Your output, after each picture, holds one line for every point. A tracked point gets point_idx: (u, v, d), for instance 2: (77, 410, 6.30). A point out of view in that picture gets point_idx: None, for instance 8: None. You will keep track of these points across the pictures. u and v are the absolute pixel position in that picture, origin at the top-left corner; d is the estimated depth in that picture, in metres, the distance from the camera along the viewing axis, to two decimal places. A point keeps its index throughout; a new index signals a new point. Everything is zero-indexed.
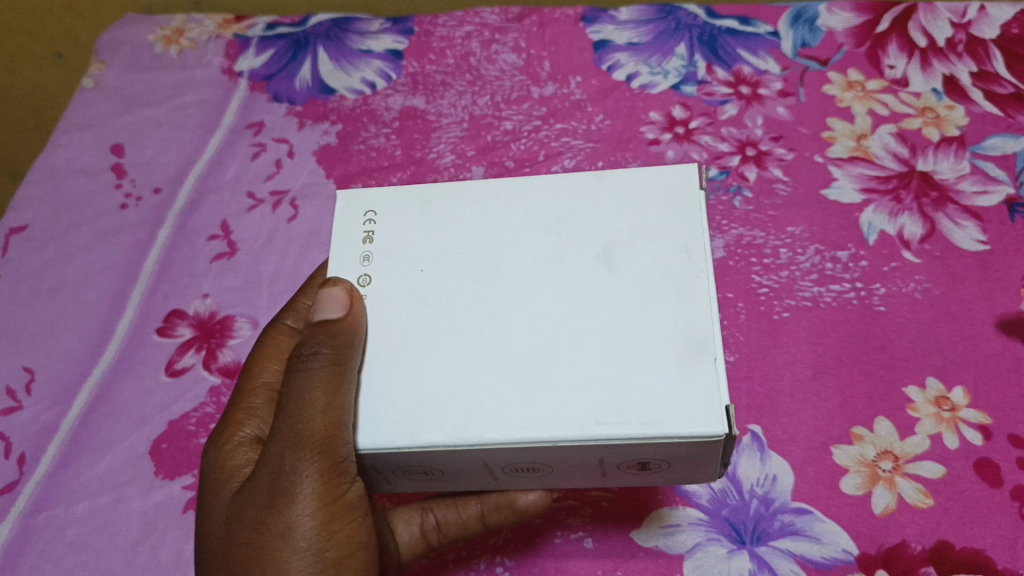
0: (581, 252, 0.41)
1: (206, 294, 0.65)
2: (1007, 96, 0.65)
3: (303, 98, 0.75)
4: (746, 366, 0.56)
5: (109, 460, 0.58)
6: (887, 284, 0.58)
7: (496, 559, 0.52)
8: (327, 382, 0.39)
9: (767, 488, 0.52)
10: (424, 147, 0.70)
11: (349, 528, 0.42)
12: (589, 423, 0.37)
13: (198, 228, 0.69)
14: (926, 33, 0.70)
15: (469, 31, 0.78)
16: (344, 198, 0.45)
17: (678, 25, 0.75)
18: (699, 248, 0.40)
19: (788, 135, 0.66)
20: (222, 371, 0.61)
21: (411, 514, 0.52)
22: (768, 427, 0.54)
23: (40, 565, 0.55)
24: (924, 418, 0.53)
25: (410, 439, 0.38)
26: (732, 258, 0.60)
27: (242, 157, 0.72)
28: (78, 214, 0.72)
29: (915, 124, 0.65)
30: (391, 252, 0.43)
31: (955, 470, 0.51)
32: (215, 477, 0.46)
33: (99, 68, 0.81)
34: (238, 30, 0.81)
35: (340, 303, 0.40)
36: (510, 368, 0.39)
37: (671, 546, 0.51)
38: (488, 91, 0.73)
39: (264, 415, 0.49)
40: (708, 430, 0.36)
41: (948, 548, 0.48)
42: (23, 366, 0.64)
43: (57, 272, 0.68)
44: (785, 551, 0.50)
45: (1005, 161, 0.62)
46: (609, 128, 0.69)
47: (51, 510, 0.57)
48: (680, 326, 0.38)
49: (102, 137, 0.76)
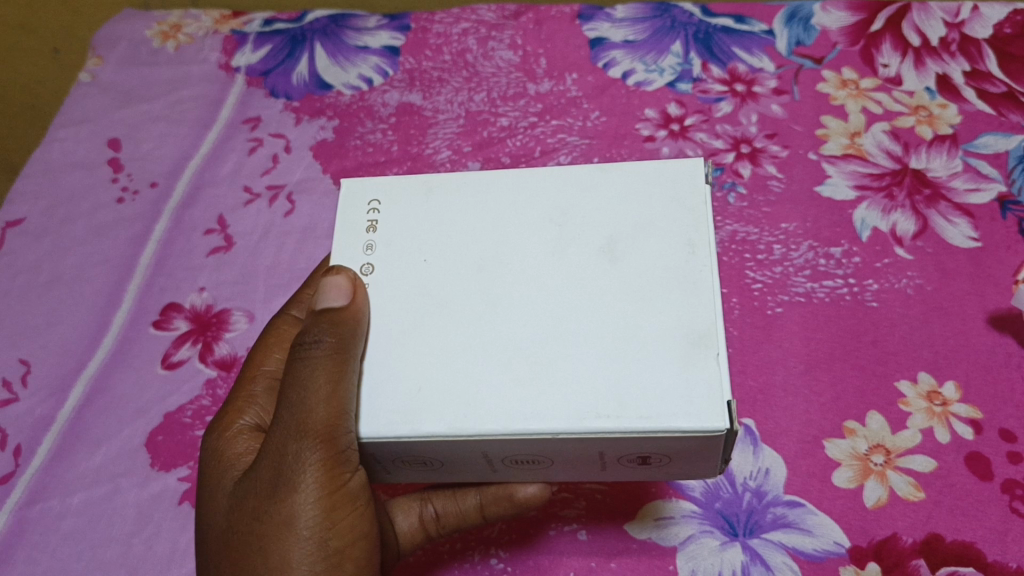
0: (583, 244, 0.42)
1: (201, 288, 0.65)
2: (999, 95, 0.66)
3: (300, 94, 0.76)
4: (740, 360, 0.56)
5: (105, 452, 0.58)
6: (879, 280, 0.58)
7: (490, 551, 0.53)
8: (330, 370, 0.39)
9: (759, 481, 0.52)
10: (421, 143, 0.70)
11: (351, 518, 0.43)
12: (589, 416, 0.37)
13: (195, 222, 0.69)
14: (919, 32, 0.71)
15: (466, 28, 0.78)
16: (349, 187, 0.45)
17: (673, 23, 0.75)
18: (703, 243, 0.40)
19: (782, 132, 0.67)
20: (218, 364, 0.61)
21: (411, 503, 0.52)
22: (761, 421, 0.54)
23: (35, 557, 0.55)
24: (915, 412, 0.53)
25: (411, 429, 0.38)
26: (726, 253, 0.61)
27: (239, 152, 0.73)
28: (75, 207, 0.72)
29: (907, 123, 0.66)
30: (394, 242, 0.43)
31: (945, 464, 0.51)
32: (216, 466, 0.46)
33: (96, 63, 0.81)
34: (235, 25, 0.82)
35: (343, 292, 0.40)
36: (510, 359, 0.39)
37: (664, 538, 0.51)
38: (484, 88, 0.73)
39: (264, 404, 0.49)
40: (710, 424, 0.36)
41: (939, 541, 0.49)
42: (20, 359, 0.64)
43: (53, 265, 0.68)
44: (777, 543, 0.50)
45: (997, 159, 0.62)
46: (604, 125, 0.69)
47: (46, 501, 0.57)
48: (682, 320, 0.39)
49: (98, 131, 0.76)
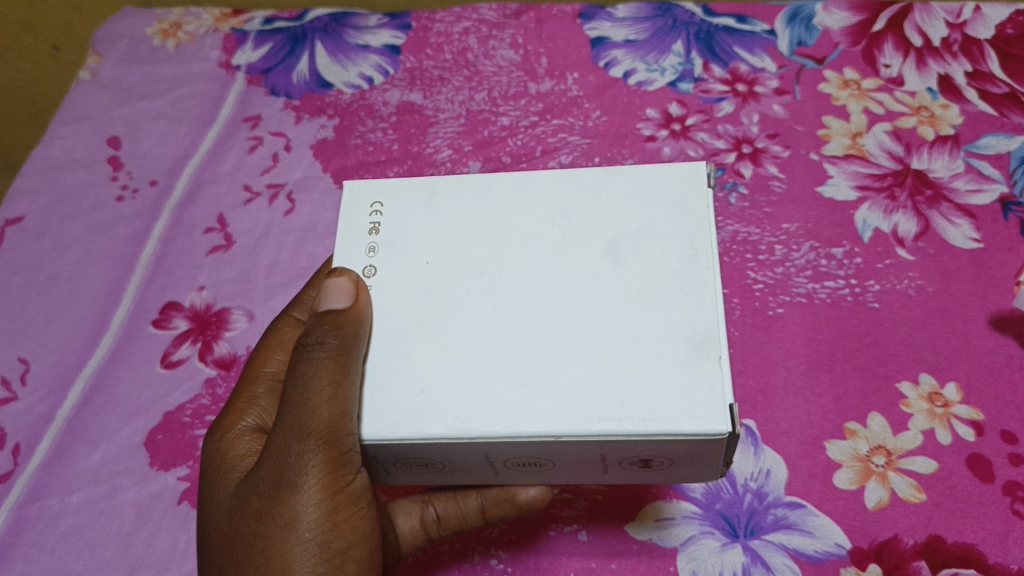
0: (586, 246, 0.42)
1: (201, 286, 0.65)
2: (1001, 95, 0.66)
3: (300, 92, 0.75)
4: (740, 361, 0.56)
5: (104, 451, 0.58)
6: (881, 281, 0.58)
7: (490, 552, 0.52)
8: (332, 372, 0.39)
9: (760, 482, 0.52)
10: (421, 142, 0.70)
11: (353, 519, 0.42)
12: (591, 418, 0.37)
13: (194, 220, 0.69)
14: (921, 32, 0.70)
15: (467, 27, 0.78)
16: (352, 189, 0.45)
17: (675, 22, 0.75)
18: (706, 246, 0.40)
19: (784, 132, 0.66)
20: (218, 363, 0.61)
21: (411, 505, 0.51)
22: (762, 422, 0.54)
23: (34, 556, 0.55)
24: (917, 413, 0.53)
25: (412, 431, 0.38)
26: (728, 254, 0.61)
27: (239, 150, 0.72)
28: (74, 205, 0.71)
29: (909, 123, 0.66)
30: (396, 244, 0.43)
31: (947, 465, 0.51)
32: (218, 467, 0.46)
33: (96, 60, 0.81)
34: (235, 23, 0.81)
35: (346, 293, 0.40)
36: (512, 361, 0.39)
37: (665, 538, 0.51)
38: (485, 87, 0.73)
39: (266, 405, 0.49)
40: (712, 427, 0.36)
41: (941, 542, 0.49)
42: (18, 357, 0.64)
43: (52, 264, 0.68)
44: (778, 545, 0.50)
45: (999, 160, 0.62)
46: (605, 124, 0.69)
47: (45, 500, 0.57)
48: (685, 322, 0.38)
49: (98, 129, 0.76)
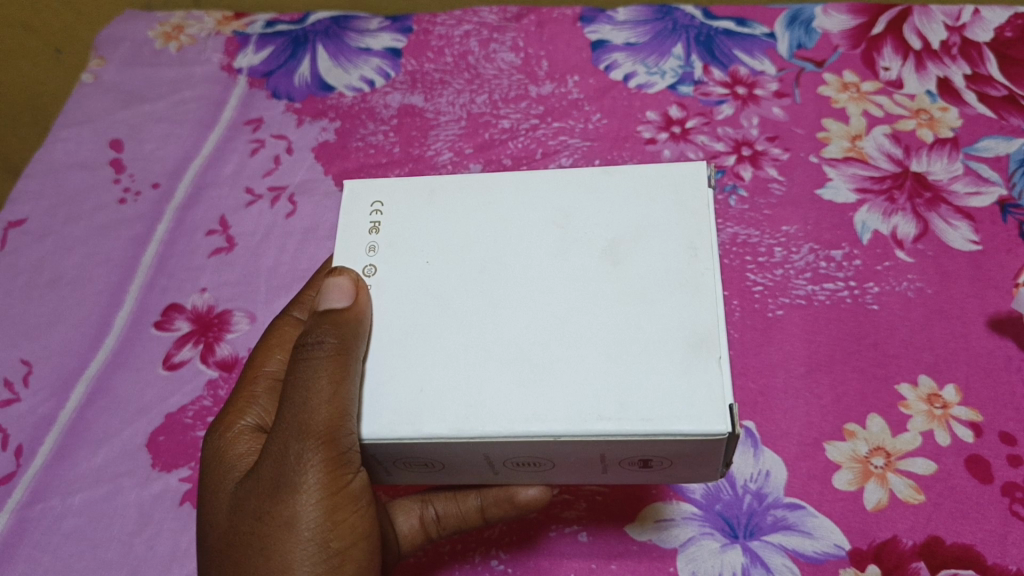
0: (585, 247, 0.42)
1: (203, 288, 0.66)
2: (1000, 98, 0.66)
3: (302, 95, 0.76)
4: (740, 363, 0.57)
5: (106, 452, 0.58)
6: (880, 283, 0.58)
7: (490, 552, 0.53)
8: (332, 371, 0.39)
9: (760, 483, 0.52)
10: (422, 145, 0.70)
11: (352, 519, 0.43)
12: (590, 418, 0.37)
13: (197, 222, 0.69)
14: (920, 35, 0.71)
15: (467, 30, 0.78)
16: (352, 189, 0.46)
17: (674, 25, 0.75)
18: (705, 246, 0.41)
19: (783, 135, 0.67)
20: (220, 365, 0.61)
21: (411, 505, 0.52)
22: (762, 423, 0.54)
23: (36, 557, 0.55)
24: (915, 415, 0.53)
25: (412, 430, 0.38)
26: (728, 256, 0.61)
27: (241, 153, 0.73)
28: (77, 208, 0.72)
29: (908, 126, 0.66)
30: (396, 243, 0.44)
31: (946, 467, 0.51)
32: (218, 467, 0.46)
33: (99, 63, 0.81)
34: (237, 27, 0.82)
35: (345, 293, 0.40)
36: (511, 361, 0.39)
37: (664, 539, 0.51)
38: (485, 90, 0.73)
39: (266, 405, 0.49)
40: (711, 427, 0.36)
41: (939, 543, 0.49)
42: (22, 358, 0.64)
43: (54, 265, 0.69)
44: (777, 545, 0.50)
45: (998, 162, 0.63)
46: (605, 127, 0.69)
47: (47, 501, 0.57)
48: (684, 322, 0.39)
49: (100, 131, 0.77)
